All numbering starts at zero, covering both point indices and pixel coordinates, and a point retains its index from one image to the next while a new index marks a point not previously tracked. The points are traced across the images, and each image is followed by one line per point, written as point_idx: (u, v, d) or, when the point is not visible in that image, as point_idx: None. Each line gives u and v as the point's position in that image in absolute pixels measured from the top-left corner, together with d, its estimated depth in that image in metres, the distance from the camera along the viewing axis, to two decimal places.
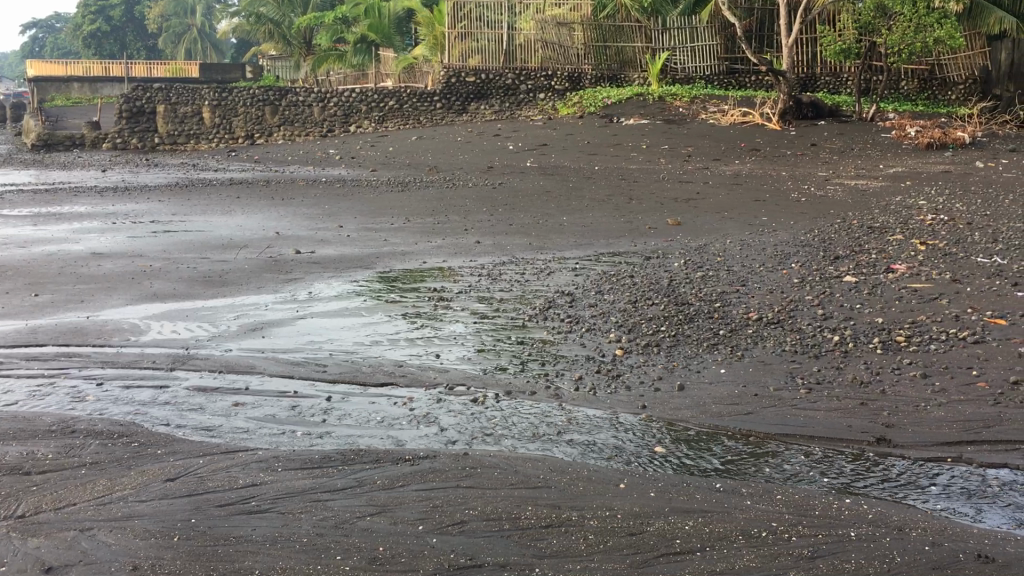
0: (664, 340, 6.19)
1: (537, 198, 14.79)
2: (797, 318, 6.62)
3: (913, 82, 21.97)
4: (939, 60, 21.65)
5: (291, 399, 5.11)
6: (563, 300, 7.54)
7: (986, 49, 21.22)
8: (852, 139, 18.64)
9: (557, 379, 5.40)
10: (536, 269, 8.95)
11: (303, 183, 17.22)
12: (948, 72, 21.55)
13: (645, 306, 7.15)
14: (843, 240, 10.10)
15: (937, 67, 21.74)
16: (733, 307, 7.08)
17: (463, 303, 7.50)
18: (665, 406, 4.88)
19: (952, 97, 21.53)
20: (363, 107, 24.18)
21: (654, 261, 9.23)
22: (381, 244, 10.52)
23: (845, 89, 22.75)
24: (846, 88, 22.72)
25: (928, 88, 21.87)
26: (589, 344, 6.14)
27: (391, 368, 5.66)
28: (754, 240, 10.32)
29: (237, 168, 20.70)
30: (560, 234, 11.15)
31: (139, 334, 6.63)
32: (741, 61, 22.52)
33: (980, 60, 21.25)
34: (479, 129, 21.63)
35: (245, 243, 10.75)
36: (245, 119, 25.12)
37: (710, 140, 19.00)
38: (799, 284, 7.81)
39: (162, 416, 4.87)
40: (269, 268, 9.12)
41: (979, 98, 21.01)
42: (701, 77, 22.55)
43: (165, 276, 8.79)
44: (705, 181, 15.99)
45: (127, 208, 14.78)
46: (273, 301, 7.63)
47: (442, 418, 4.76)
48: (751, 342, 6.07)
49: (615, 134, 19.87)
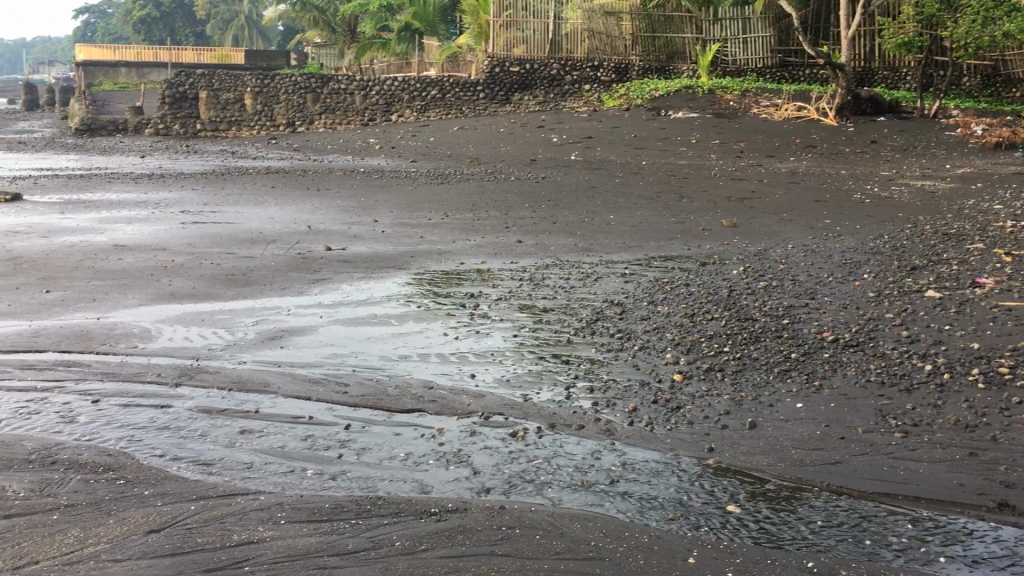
0: (729, 364, 5.47)
1: (582, 193, 14.11)
2: (879, 341, 5.87)
3: (976, 78, 20.95)
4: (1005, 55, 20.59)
5: (305, 427, 4.49)
6: (613, 311, 6.84)
7: None
8: (914, 137, 17.70)
9: (605, 410, 4.72)
10: (582, 274, 8.26)
11: (342, 173, 16.66)
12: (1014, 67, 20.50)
13: (704, 322, 6.44)
14: (916, 248, 9.31)
15: (1002, 62, 20.69)
16: (804, 325, 6.34)
17: (502, 312, 6.82)
18: (736, 450, 4.17)
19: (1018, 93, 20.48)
20: (406, 96, 23.54)
21: (712, 267, 8.51)
22: (418, 241, 9.89)
23: (904, 85, 21.73)
24: (904, 83, 21.73)
25: (992, 85, 20.87)
26: (643, 366, 5.45)
27: (420, 391, 5.02)
28: (819, 246, 9.56)
29: (276, 156, 20.22)
30: (608, 234, 10.45)
31: (149, 342, 6.04)
32: (795, 53, 21.61)
33: None
34: (522, 121, 20.95)
35: (276, 237, 10.16)
36: (286, 106, 24.61)
37: (764, 135, 18.16)
38: (874, 299, 7.05)
39: (157, 445, 4.27)
40: (297, 266, 8.50)
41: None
42: (755, 70, 21.64)
43: (187, 273, 8.21)
44: (760, 179, 15.19)
45: (160, 196, 14.30)
46: (297, 305, 7.01)
47: (475, 457, 4.10)
48: (829, 369, 5.34)
49: (663, 128, 19.09)
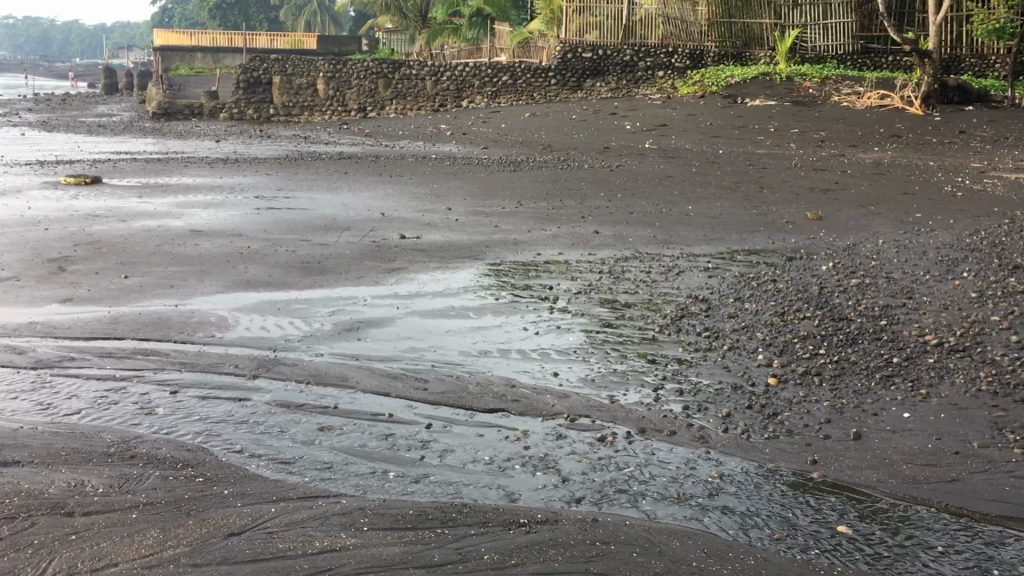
0: (826, 368, 5.18)
1: (657, 183, 13.80)
2: (987, 346, 5.51)
3: None
4: None
5: (386, 425, 4.35)
6: (698, 307, 6.58)
7: None
8: (1006, 127, 16.95)
9: (696, 415, 4.48)
10: (663, 267, 8.00)
11: (413, 159, 16.60)
12: None
13: (795, 321, 6.15)
14: (1017, 244, 8.83)
15: None
16: (904, 327, 6.00)
17: (583, 307, 6.61)
18: (841, 463, 3.90)
19: None
20: (476, 82, 23.39)
21: (799, 262, 8.18)
22: (492, 230, 9.73)
23: (993, 72, 20.83)
24: (993, 72, 20.81)
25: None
26: (734, 368, 5.20)
27: (501, 390, 4.84)
28: (912, 242, 9.12)
29: (348, 141, 20.26)
30: (687, 226, 10.15)
31: (225, 331, 5.98)
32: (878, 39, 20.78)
33: None
34: (595, 107, 20.65)
35: (349, 224, 10.10)
36: (358, 92, 24.64)
37: (845, 124, 17.59)
38: (977, 300, 6.66)
39: (236, 440, 4.18)
40: (372, 255, 8.40)
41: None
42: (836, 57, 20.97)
43: (262, 260, 8.18)
44: (843, 170, 14.70)
45: (235, 180, 14.40)
46: (373, 295, 6.90)
47: (562, 463, 3.91)
48: (935, 376, 5.01)
49: (740, 116, 18.61)
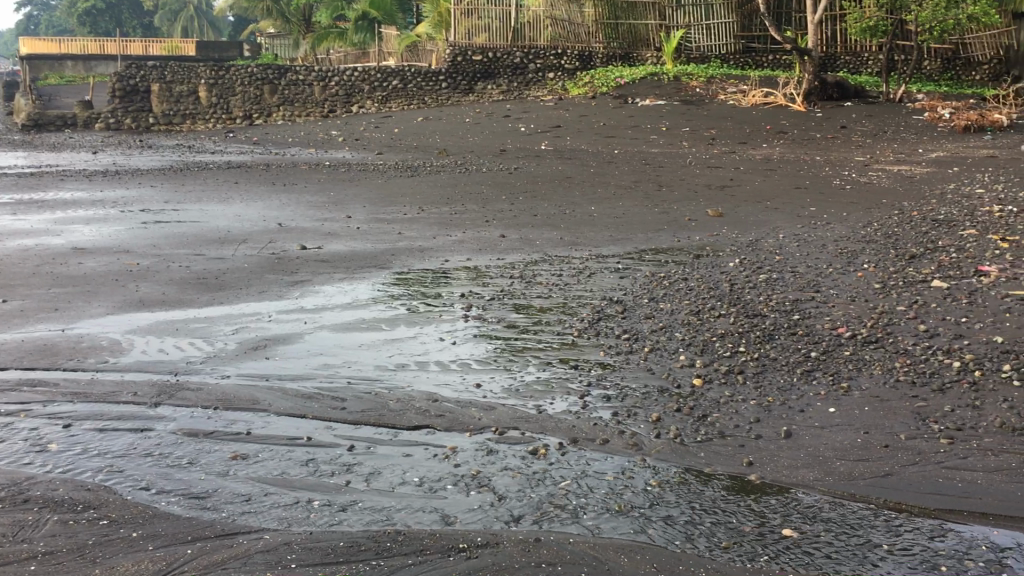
0: (748, 366, 5.17)
1: (556, 184, 13.79)
2: (898, 336, 5.61)
3: (935, 62, 21.64)
4: (964, 39, 21.36)
5: (305, 449, 4.11)
6: (614, 310, 6.53)
7: (1011, 27, 20.85)
8: (883, 121, 17.63)
9: (625, 421, 4.39)
10: (574, 270, 7.94)
11: (306, 167, 16.16)
12: (972, 51, 21.28)
13: (711, 320, 6.15)
14: (909, 235, 9.12)
15: (961, 46, 21.45)
16: (816, 320, 6.07)
17: (498, 313, 6.47)
18: (777, 464, 3.86)
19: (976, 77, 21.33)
20: (366, 87, 23.02)
21: (706, 260, 8.24)
22: (395, 238, 9.49)
23: (866, 69, 21.69)
24: (866, 68, 21.70)
25: (952, 68, 21.56)
26: (658, 371, 5.14)
27: (424, 406, 4.65)
28: (811, 235, 9.32)
29: (235, 150, 19.59)
30: (592, 227, 10.13)
31: (120, 356, 5.59)
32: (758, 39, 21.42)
33: (1004, 40, 20.99)
34: (488, 110, 20.58)
35: (244, 236, 9.69)
36: (243, 99, 23.87)
37: (733, 122, 17.99)
38: (880, 290, 6.80)
39: (142, 476, 3.86)
40: (273, 267, 8.07)
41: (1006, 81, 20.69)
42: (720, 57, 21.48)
43: (154, 278, 7.74)
44: (735, 166, 15.01)
45: (116, 194, 13.71)
46: (278, 310, 6.60)
47: (496, 481, 3.75)
48: (854, 369, 5.06)
49: (631, 116, 18.82)
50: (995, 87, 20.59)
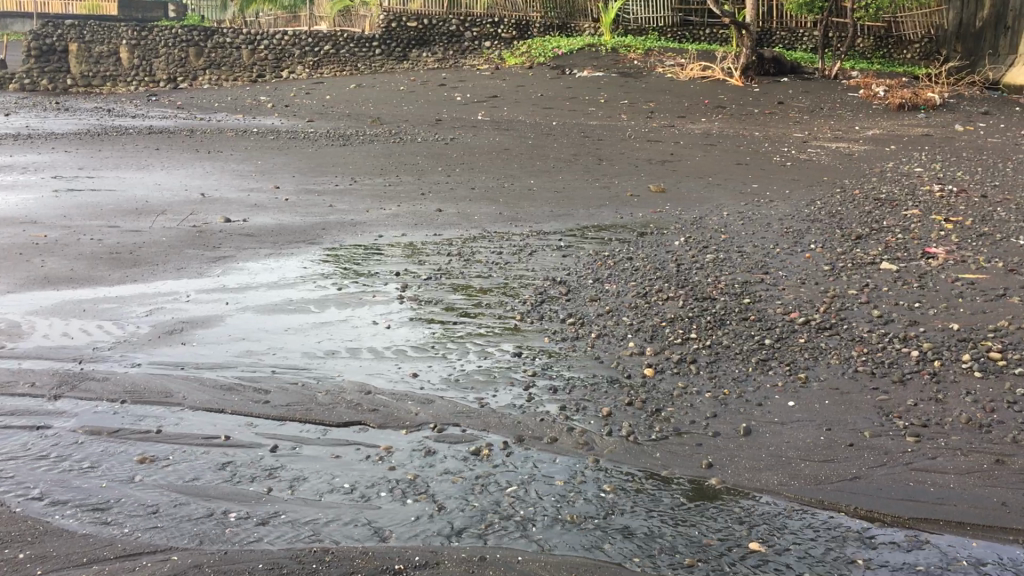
0: (700, 355, 4.90)
1: (495, 156, 13.43)
2: (852, 322, 5.40)
3: (868, 39, 21.95)
4: (896, 17, 21.68)
5: (223, 451, 3.71)
6: (557, 292, 6.21)
7: (942, 7, 21.15)
8: (819, 98, 17.62)
9: (574, 417, 4.07)
10: (514, 247, 7.60)
11: (233, 134, 15.44)
12: (904, 29, 21.67)
13: (659, 304, 5.88)
14: (853, 214, 8.99)
15: (894, 24, 21.78)
16: (767, 305, 5.84)
17: (436, 295, 6.10)
18: (738, 466, 3.58)
19: (907, 55, 21.70)
20: (297, 51, 22.22)
21: (651, 238, 7.97)
22: (326, 211, 9.01)
23: (802, 45, 21.70)
24: (801, 44, 21.72)
25: (884, 46, 21.97)
26: (607, 359, 4.84)
27: (356, 399, 4.28)
28: (755, 213, 9.16)
29: (158, 114, 18.68)
30: (533, 201, 9.78)
31: (18, 341, 5.07)
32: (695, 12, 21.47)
33: (935, 19, 21.32)
34: (422, 78, 20.02)
35: (164, 208, 9.08)
36: (166, 61, 22.69)
37: (671, 95, 17.78)
38: (830, 273, 6.60)
39: (34, 483, 3.42)
40: (194, 242, 7.54)
41: (938, 61, 20.88)
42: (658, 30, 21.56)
43: (63, 252, 7.15)
44: (675, 141, 14.79)
45: (28, 159, 12.88)
46: (197, 289, 6.12)
47: (435, 487, 3.41)
48: (810, 358, 4.83)
49: (569, 87, 18.49)
50: (928, 66, 20.77)
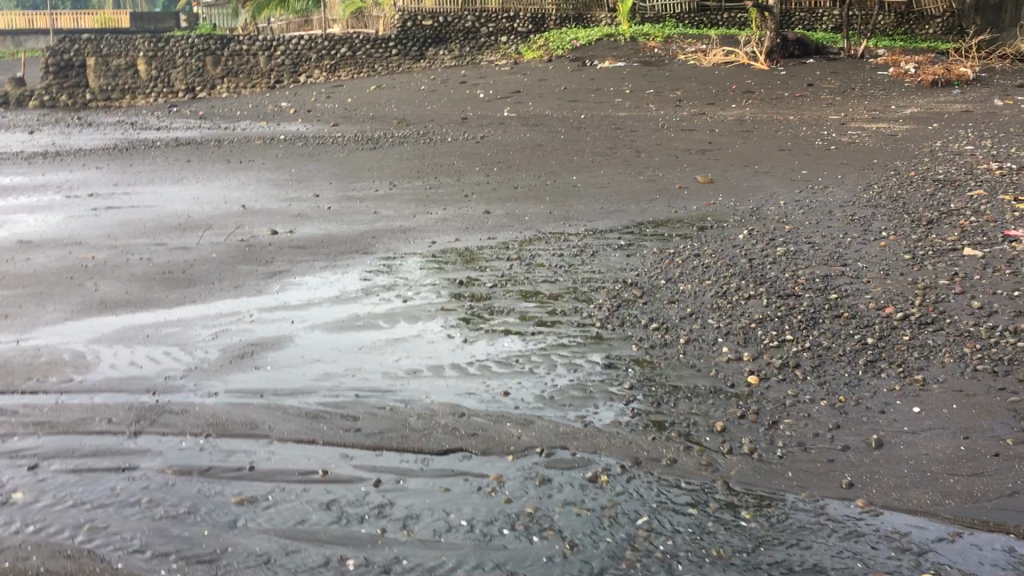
0: (803, 358, 4.63)
1: (529, 152, 13.19)
2: (954, 316, 5.12)
3: (889, 17, 21.58)
4: None
5: (325, 489, 3.48)
6: (632, 294, 5.95)
7: None
8: (849, 78, 17.27)
9: (688, 435, 3.82)
10: (574, 248, 7.34)
11: (260, 142, 15.24)
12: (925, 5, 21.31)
13: (743, 303, 5.61)
14: (915, 197, 8.69)
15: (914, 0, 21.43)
16: (856, 300, 5.56)
17: (507, 303, 5.85)
18: (882, 484, 3.33)
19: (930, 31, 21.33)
20: (313, 55, 21.98)
21: (713, 232, 7.70)
22: (372, 218, 8.80)
23: (822, 25, 21.40)
24: (821, 25, 21.42)
25: (906, 23, 21.59)
26: (704, 367, 4.59)
27: (452, 423, 4.04)
28: (813, 200, 8.88)
29: (181, 125, 18.52)
30: (580, 198, 9.53)
31: (87, 373, 4.86)
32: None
33: None
34: (442, 77, 19.79)
35: (206, 222, 8.88)
36: (183, 71, 22.56)
37: (697, 83, 17.47)
38: (912, 262, 6.31)
39: (132, 533, 3.22)
40: (244, 257, 7.33)
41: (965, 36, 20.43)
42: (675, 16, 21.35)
43: (113, 274, 6.95)
44: (711, 129, 14.48)
45: (60, 177, 12.73)
46: (260, 308, 5.90)
47: (561, 521, 3.17)
48: (922, 357, 4.55)
49: (593, 78, 18.21)
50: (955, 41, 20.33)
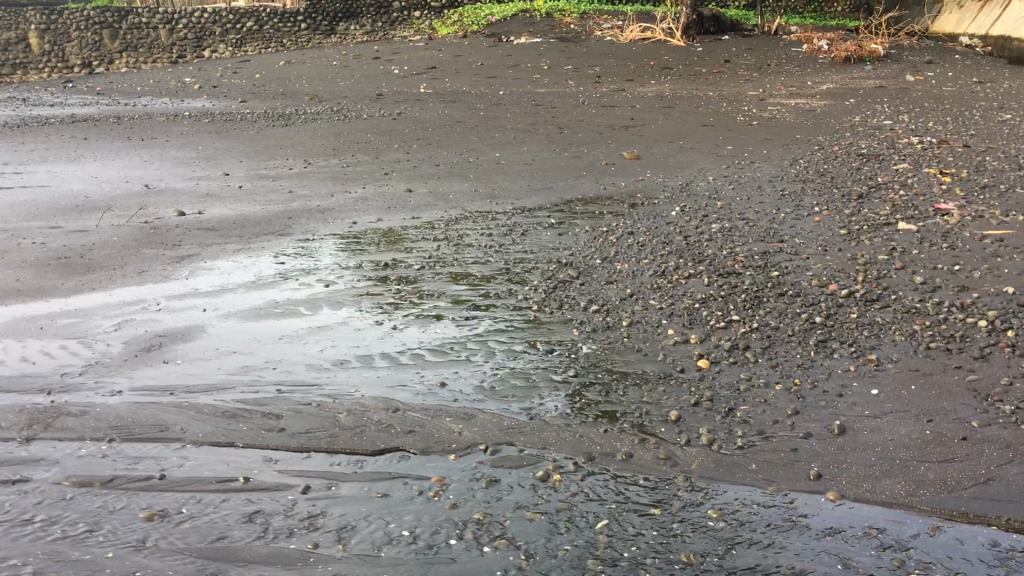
0: (752, 339, 4.42)
1: (448, 129, 12.81)
2: (900, 291, 4.98)
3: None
4: None
5: (247, 499, 3.12)
6: (568, 274, 5.68)
7: None
8: (764, 54, 17.31)
9: (642, 425, 3.56)
10: (504, 227, 7.03)
11: (163, 119, 14.47)
12: None
13: (683, 282, 5.39)
14: (842, 172, 8.62)
15: None
16: (799, 277, 5.39)
17: (438, 286, 5.52)
18: (851, 476, 3.13)
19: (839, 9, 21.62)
20: (219, 29, 21.06)
21: (645, 209, 7.48)
22: (287, 198, 8.33)
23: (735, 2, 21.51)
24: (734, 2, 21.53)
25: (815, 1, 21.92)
26: (651, 352, 4.35)
27: (386, 419, 3.70)
28: (741, 176, 8.76)
29: (77, 102, 17.52)
30: (505, 175, 9.23)
31: None
32: None
33: None
34: (355, 52, 19.17)
35: (106, 204, 8.27)
36: (79, 44, 21.09)
37: (615, 59, 17.29)
38: (848, 238, 6.18)
39: (23, 558, 2.81)
40: (149, 240, 6.81)
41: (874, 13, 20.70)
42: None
43: (3, 261, 6.36)
44: (632, 105, 14.30)
45: None
46: (169, 295, 5.45)
47: (514, 528, 2.88)
48: (874, 335, 4.39)
49: (510, 54, 17.86)
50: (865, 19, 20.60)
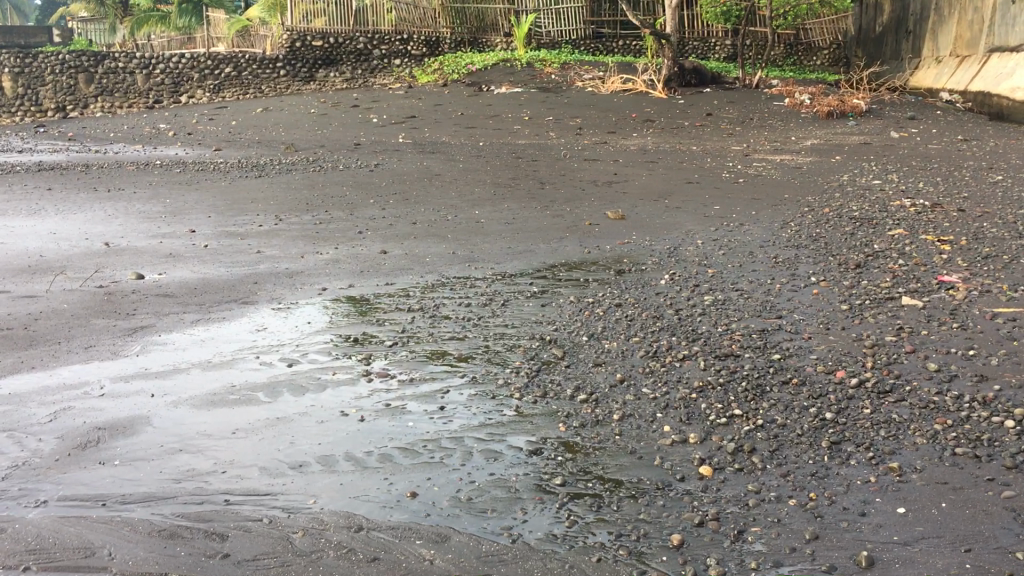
0: (758, 440, 3.99)
1: (425, 182, 12.46)
2: (914, 381, 4.59)
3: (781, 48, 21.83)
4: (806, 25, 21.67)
5: None
6: (552, 354, 5.24)
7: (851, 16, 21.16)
8: (747, 108, 17.12)
9: (641, 554, 3.12)
10: (483, 296, 6.60)
11: (134, 167, 14.03)
12: None
13: (678, 366, 4.97)
14: (835, 236, 8.28)
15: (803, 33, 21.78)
16: (802, 360, 5.00)
17: (410, 368, 5.06)
18: None
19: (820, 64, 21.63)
20: (195, 75, 20.69)
21: (632, 277, 7.09)
22: (255, 258, 7.89)
23: (714, 54, 21.53)
24: (713, 54, 21.58)
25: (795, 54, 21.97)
26: (646, 454, 3.91)
27: (347, 542, 3.23)
28: (730, 239, 8.42)
29: (47, 147, 17.06)
30: (485, 236, 8.84)
31: None
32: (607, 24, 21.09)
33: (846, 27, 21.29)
34: (333, 100, 18.86)
35: (61, 264, 7.79)
36: (54, 89, 20.89)
37: (597, 110, 17.05)
38: (851, 314, 5.81)
39: None
40: (102, 309, 6.32)
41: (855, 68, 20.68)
42: (571, 43, 20.94)
43: None
44: (614, 159, 14.01)
45: None
46: (116, 377, 4.95)
47: None
48: (892, 435, 3.98)
49: (489, 104, 17.60)
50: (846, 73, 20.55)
